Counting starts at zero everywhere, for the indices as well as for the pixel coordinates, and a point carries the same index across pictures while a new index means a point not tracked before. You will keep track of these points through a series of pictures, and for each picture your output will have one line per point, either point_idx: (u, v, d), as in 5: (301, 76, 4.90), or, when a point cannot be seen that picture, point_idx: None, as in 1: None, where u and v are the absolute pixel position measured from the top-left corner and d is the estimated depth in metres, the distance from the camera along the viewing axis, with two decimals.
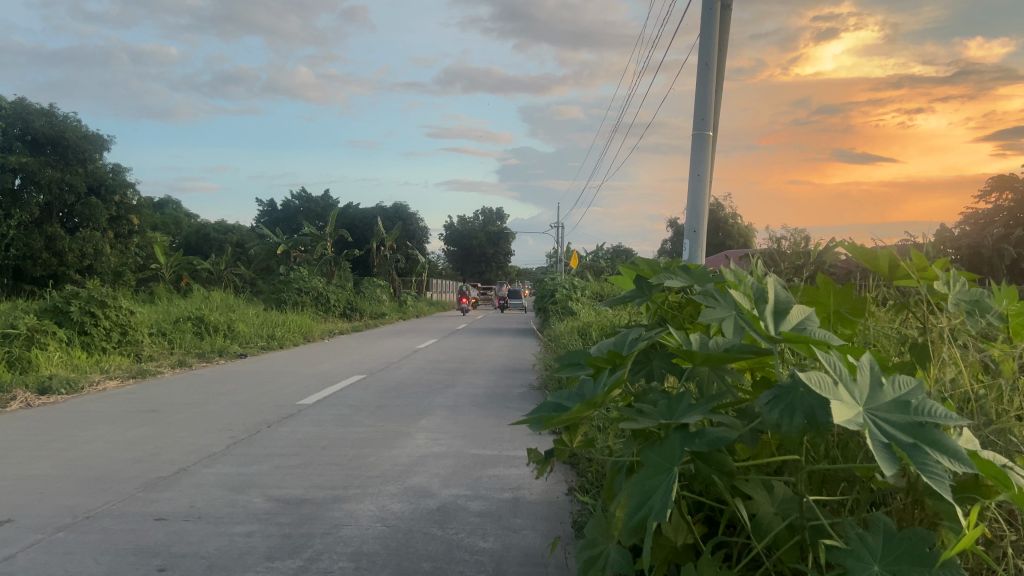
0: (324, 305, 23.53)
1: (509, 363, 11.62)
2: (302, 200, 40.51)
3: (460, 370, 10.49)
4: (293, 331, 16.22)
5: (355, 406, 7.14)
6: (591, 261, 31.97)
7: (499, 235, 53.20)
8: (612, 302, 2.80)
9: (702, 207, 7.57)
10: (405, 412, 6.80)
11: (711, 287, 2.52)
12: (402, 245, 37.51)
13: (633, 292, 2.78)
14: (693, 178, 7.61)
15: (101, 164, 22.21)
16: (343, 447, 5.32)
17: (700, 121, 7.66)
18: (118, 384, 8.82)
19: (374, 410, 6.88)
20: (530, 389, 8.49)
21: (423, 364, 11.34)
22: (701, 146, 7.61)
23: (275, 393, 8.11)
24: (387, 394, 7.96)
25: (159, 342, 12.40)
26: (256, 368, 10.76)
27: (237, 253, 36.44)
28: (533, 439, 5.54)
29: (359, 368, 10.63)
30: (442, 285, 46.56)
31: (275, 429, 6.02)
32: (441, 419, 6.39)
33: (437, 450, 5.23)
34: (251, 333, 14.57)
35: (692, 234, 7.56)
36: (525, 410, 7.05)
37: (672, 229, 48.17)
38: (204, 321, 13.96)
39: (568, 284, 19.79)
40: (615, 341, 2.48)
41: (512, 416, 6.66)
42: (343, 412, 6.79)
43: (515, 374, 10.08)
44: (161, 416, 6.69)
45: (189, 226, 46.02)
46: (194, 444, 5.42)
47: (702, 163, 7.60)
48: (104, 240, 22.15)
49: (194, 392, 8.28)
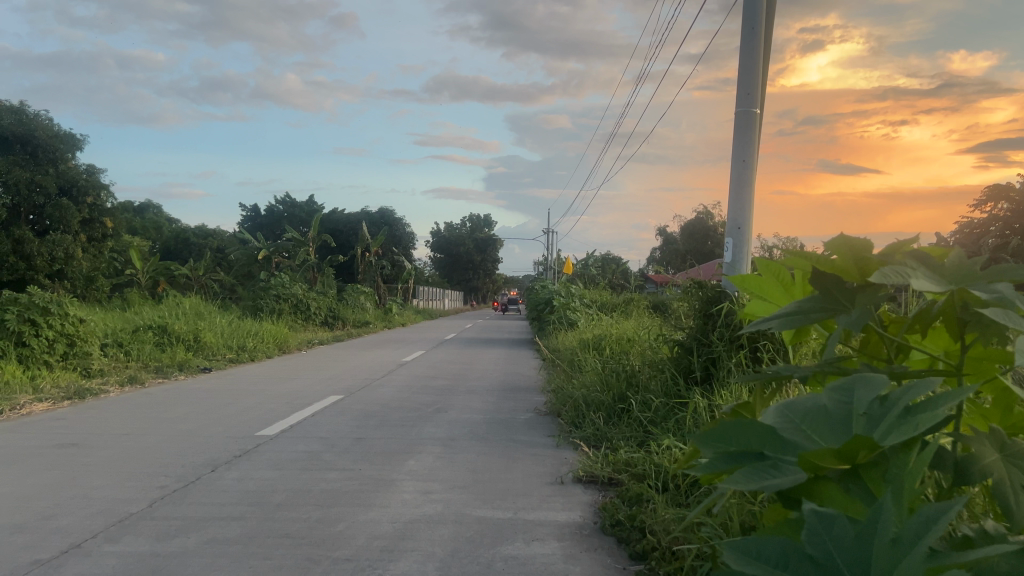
0: (304, 313, 22.08)
1: (507, 380, 10.30)
2: (287, 206, 39.10)
3: (453, 389, 9.14)
4: (267, 342, 14.81)
5: (328, 439, 5.81)
6: (581, 268, 30.63)
7: (488, 243, 51.80)
8: (766, 325, 1.53)
9: (748, 199, 6.36)
10: (388, 448, 5.49)
11: (1009, 298, 1.28)
12: (388, 252, 36.14)
13: (804, 306, 1.52)
14: (736, 165, 6.41)
15: (73, 165, 20.74)
16: (303, 505, 3.99)
17: (745, 97, 6.43)
18: (48, 406, 7.44)
19: (351, 446, 5.55)
20: (537, 415, 7.17)
21: (410, 381, 9.99)
22: (748, 126, 6.40)
23: (232, 421, 6.76)
24: (367, 422, 6.63)
25: (114, 354, 11.00)
26: (217, 386, 9.37)
27: (217, 260, 34.96)
28: (557, 496, 4.24)
29: (335, 386, 9.26)
30: (429, 293, 45.11)
31: (221, 475, 4.68)
32: (433, 460, 5.08)
33: (431, 511, 3.92)
34: (220, 344, 13.18)
35: (736, 231, 6.35)
36: (535, 442, 5.75)
37: (663, 237, 46.97)
38: (167, 332, 12.55)
39: (563, 291, 18.48)
40: (823, 404, 1.20)
41: (522, 453, 5.36)
42: (311, 450, 5.45)
43: (515, 394, 8.77)
44: (82, 452, 5.34)
45: (170, 231, 44.38)
46: (108, 501, 4.08)
47: (747, 147, 6.39)
48: (76, 244, 20.62)
49: (134, 418, 6.91)
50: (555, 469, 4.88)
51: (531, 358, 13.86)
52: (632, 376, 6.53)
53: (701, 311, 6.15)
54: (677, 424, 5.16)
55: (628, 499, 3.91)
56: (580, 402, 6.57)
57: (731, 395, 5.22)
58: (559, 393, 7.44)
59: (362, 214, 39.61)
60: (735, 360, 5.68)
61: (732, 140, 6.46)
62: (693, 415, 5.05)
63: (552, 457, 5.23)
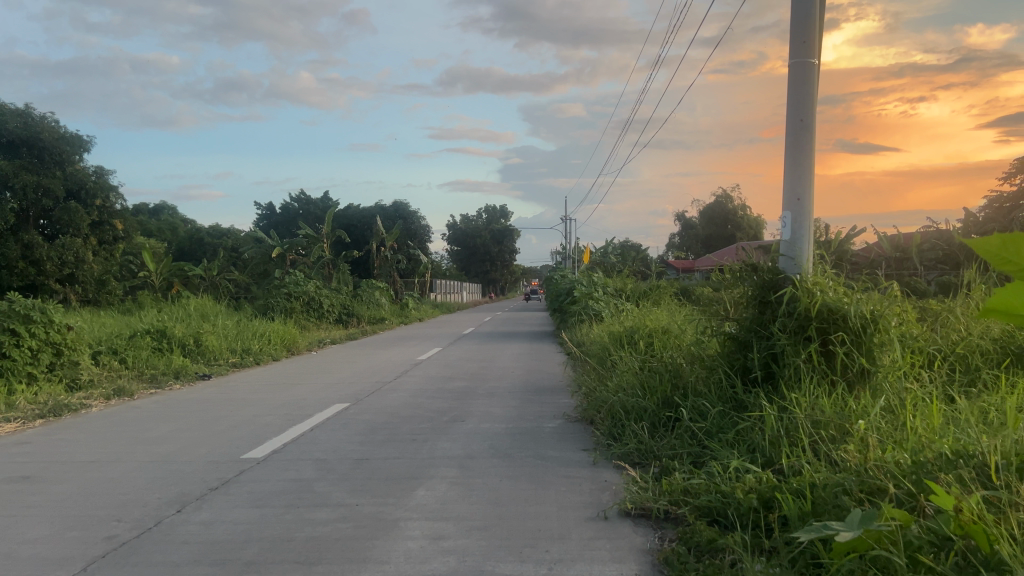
0: (317, 311, 21.26)
1: (530, 379, 9.39)
2: (302, 204, 38.39)
3: (471, 392, 8.23)
4: (275, 343, 13.98)
5: (323, 463, 4.94)
6: (601, 255, 29.53)
7: (506, 233, 50.75)
8: None
9: (808, 165, 5.42)
10: (393, 473, 4.62)
11: None
12: (404, 246, 35.31)
13: None
14: (793, 125, 5.46)
15: (81, 167, 20.12)
16: (279, 564, 3.11)
17: (801, 46, 5.46)
18: (17, 427, 6.61)
19: (350, 472, 4.69)
20: (567, 422, 6.27)
21: (423, 383, 9.08)
22: (806, 80, 5.44)
23: (217, 439, 5.90)
24: (372, 437, 5.77)
25: (107, 363, 10.21)
26: (213, 396, 8.52)
27: (232, 259, 34.28)
28: (601, 540, 3.33)
29: (343, 393, 8.39)
30: (447, 286, 44.19)
31: (187, 518, 3.82)
32: (447, 490, 4.19)
33: (441, 568, 3.05)
34: (223, 348, 12.36)
35: (795, 203, 5.42)
36: (566, 459, 4.86)
37: (683, 222, 45.76)
38: (167, 336, 11.76)
39: (586, 280, 17.50)
40: None
41: (551, 476, 4.47)
42: (301, 479, 4.56)
43: (539, 396, 7.87)
44: (29, 489, 4.50)
45: (185, 232, 43.72)
46: (34, 562, 3.22)
47: (805, 103, 5.44)
48: (86, 247, 19.92)
49: (107, 439, 6.06)
50: (594, 499, 3.98)
51: (555, 353, 12.94)
52: (678, 377, 5.62)
53: (755, 299, 5.23)
54: (739, 436, 4.30)
55: (697, 547, 3.05)
56: (616, 408, 5.66)
57: (806, 399, 4.34)
58: (590, 396, 6.55)
59: (375, 208, 38.81)
60: (802, 356, 4.76)
61: (786, 97, 5.51)
62: (763, 430, 4.17)
63: (589, 481, 4.32)
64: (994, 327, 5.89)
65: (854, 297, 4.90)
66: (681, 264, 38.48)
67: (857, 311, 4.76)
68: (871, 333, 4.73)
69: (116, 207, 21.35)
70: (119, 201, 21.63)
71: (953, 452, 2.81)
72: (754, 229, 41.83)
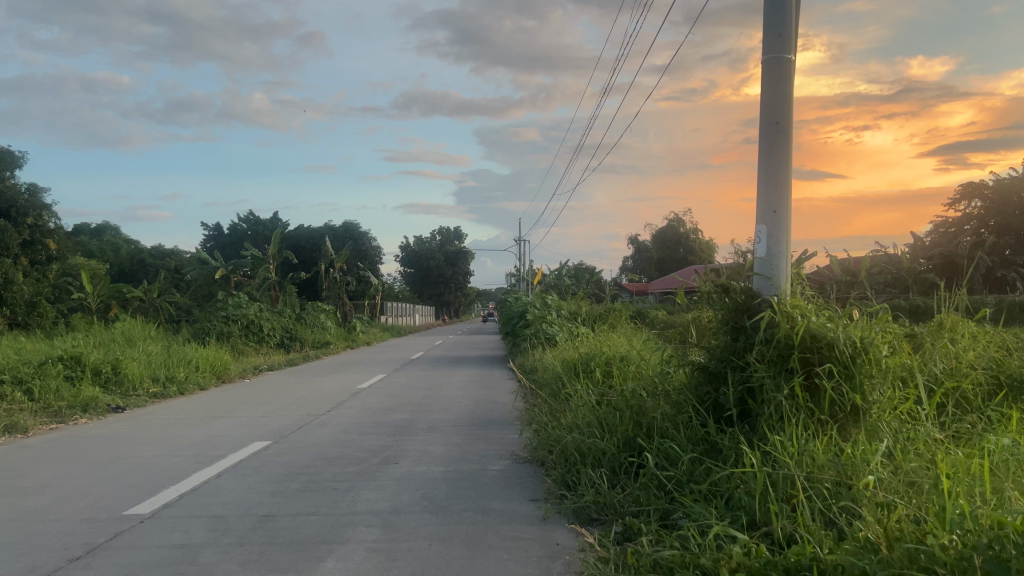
0: (257, 336, 20.18)
1: (477, 410, 8.62)
2: (251, 224, 37.18)
3: (410, 427, 7.43)
4: (204, 371, 12.97)
5: (220, 522, 4.10)
6: (555, 277, 28.99)
7: (459, 256, 50.09)
8: None
9: (785, 172, 4.79)
10: (299, 537, 3.80)
11: None
12: (355, 267, 34.35)
13: None
14: (767, 128, 4.83)
15: (13, 184, 18.93)
16: None
17: (776, 39, 4.86)
18: None
19: (248, 534, 3.86)
20: (514, 464, 5.51)
21: (359, 416, 8.25)
22: (781, 77, 4.83)
23: (103, 488, 5.01)
24: (287, 486, 4.93)
25: (7, 394, 9.14)
26: (119, 431, 7.56)
27: (174, 281, 32.88)
28: None
29: (266, 428, 7.50)
30: (399, 310, 43.19)
31: None
32: (361, 562, 3.39)
33: None
34: (144, 376, 11.32)
35: (770, 215, 4.78)
36: (512, 514, 4.10)
37: (637, 246, 45.61)
38: (81, 363, 10.70)
39: (538, 303, 16.82)
40: None
41: (492, 538, 3.70)
42: (186, 544, 3.73)
43: (485, 431, 7.10)
44: None
45: (126, 252, 41.96)
46: None
47: (781, 102, 4.82)
48: (16, 268, 18.57)
49: None
50: (541, 571, 3.24)
51: (505, 381, 12.19)
52: (640, 414, 4.92)
53: (727, 324, 4.55)
54: (718, 489, 3.61)
55: None
56: (570, 450, 4.92)
57: (794, 443, 3.67)
58: (542, 433, 5.81)
59: (325, 229, 37.81)
60: (785, 393, 4.08)
61: (759, 96, 4.88)
62: (744, 483, 3.49)
63: (537, 545, 3.58)
64: (986, 354, 5.32)
65: (839, 324, 4.25)
66: (634, 287, 38.25)
67: (845, 337, 4.11)
68: (863, 363, 4.08)
69: (50, 225, 20.08)
70: (54, 220, 20.34)
71: (1014, 532, 2.16)
72: (707, 252, 41.86)
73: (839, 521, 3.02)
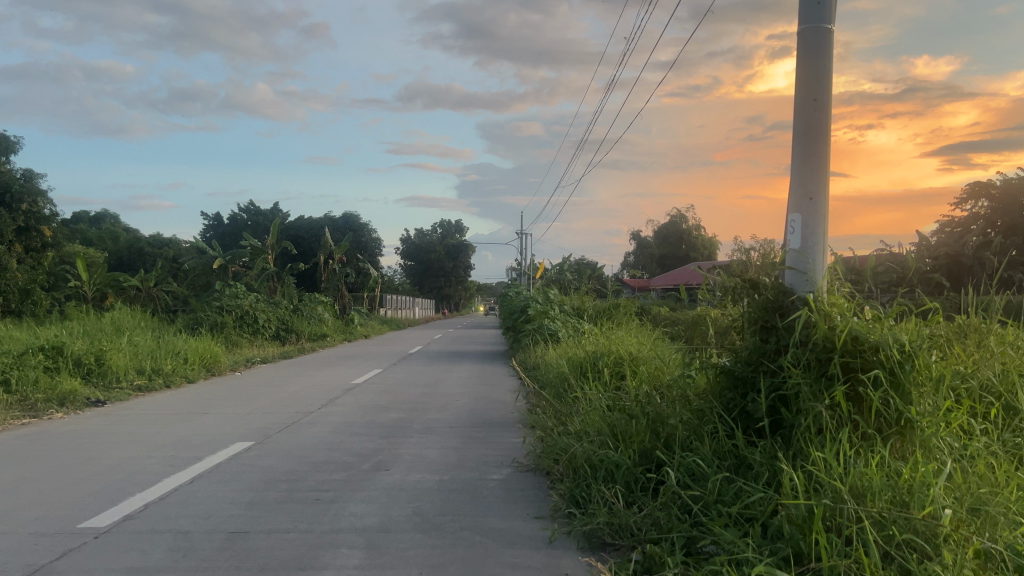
0: (251, 327, 19.70)
1: (476, 410, 8.14)
2: (250, 214, 36.68)
3: (405, 428, 6.95)
4: (193, 363, 12.49)
5: (184, 540, 3.62)
6: (557, 272, 28.50)
7: (460, 249, 49.57)
8: None
9: (823, 155, 4.30)
10: (271, 561, 3.32)
11: None
12: (354, 259, 33.85)
13: None
14: (804, 106, 4.34)
15: (8, 169, 18.40)
16: None
17: (814, 7, 4.35)
18: None
19: (214, 557, 3.37)
20: (515, 474, 5.04)
21: (351, 415, 7.76)
22: (819, 49, 4.33)
23: (63, 496, 4.53)
24: (265, 496, 4.45)
25: None
26: (94, 428, 7.08)
27: (172, 270, 32.37)
28: None
29: (251, 427, 7.02)
30: (398, 303, 42.69)
31: None
32: None
33: None
34: (129, 368, 10.84)
35: (806, 203, 4.30)
36: (513, 536, 3.62)
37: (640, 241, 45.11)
38: (62, 353, 10.22)
39: (541, 297, 16.32)
40: None
41: (491, 567, 3.22)
42: (141, 568, 3.25)
43: (483, 434, 6.61)
44: None
45: (125, 241, 41.46)
46: None
47: (819, 77, 4.32)
48: (9, 254, 18.04)
49: None
50: None
51: (505, 378, 11.71)
52: (657, 422, 4.44)
53: (756, 324, 4.06)
54: (753, 514, 3.13)
55: None
56: (579, 460, 4.45)
57: (838, 463, 3.19)
58: (547, 437, 5.33)
59: (325, 219, 37.32)
60: (825, 403, 3.59)
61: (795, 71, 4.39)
62: (784, 507, 3.02)
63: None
64: None
65: (886, 326, 3.78)
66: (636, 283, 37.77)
67: (893, 340, 3.63)
68: (912, 371, 3.61)
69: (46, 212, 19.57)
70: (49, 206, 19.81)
71: None
72: (710, 248, 41.36)
73: (906, 560, 2.55)
